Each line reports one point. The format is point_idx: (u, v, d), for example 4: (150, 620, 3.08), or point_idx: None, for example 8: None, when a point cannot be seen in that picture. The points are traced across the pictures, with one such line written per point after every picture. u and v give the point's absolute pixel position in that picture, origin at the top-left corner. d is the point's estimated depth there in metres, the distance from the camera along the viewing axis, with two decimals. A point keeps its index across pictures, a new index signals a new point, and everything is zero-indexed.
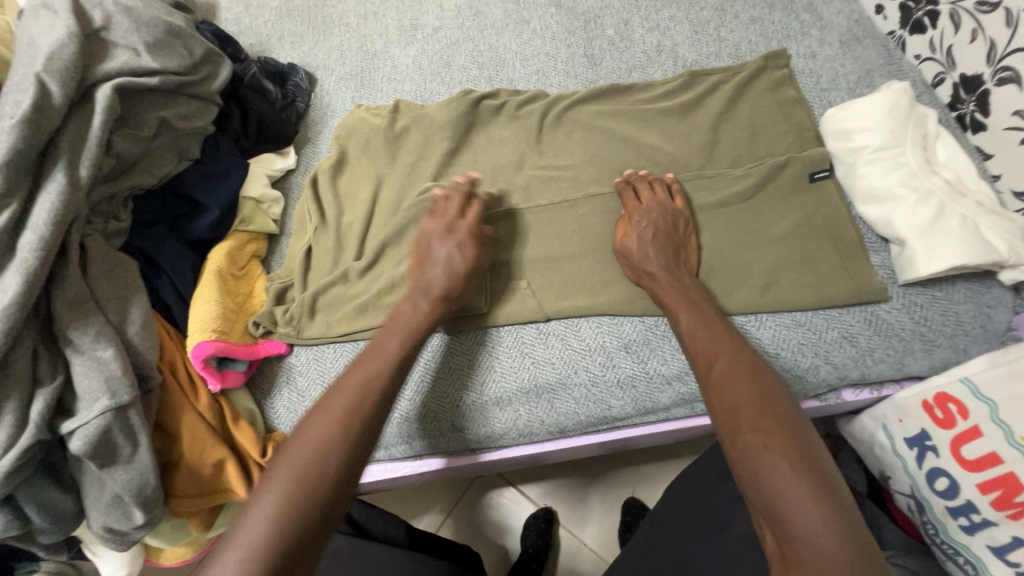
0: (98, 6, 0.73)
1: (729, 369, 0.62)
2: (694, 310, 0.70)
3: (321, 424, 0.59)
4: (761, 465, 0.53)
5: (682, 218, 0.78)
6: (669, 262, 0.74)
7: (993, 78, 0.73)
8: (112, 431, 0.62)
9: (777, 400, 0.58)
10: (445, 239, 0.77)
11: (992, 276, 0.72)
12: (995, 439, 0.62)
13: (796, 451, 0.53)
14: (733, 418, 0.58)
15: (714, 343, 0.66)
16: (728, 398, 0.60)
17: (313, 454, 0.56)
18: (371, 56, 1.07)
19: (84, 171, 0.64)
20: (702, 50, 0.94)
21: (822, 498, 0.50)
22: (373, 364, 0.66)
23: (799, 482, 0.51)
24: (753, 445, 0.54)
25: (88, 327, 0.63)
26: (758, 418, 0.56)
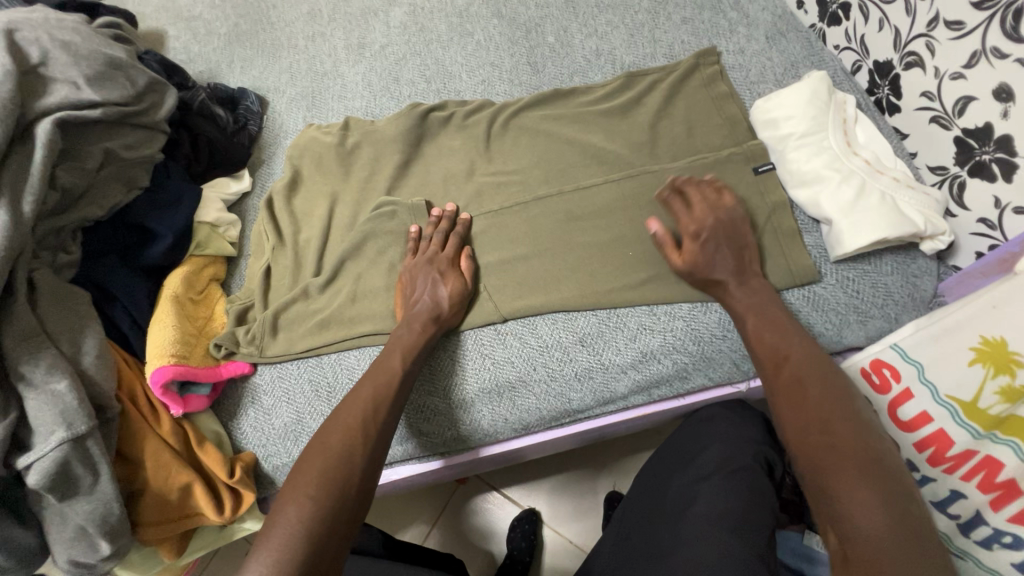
0: (35, 42, 0.73)
1: (801, 371, 0.63)
2: (764, 314, 0.70)
3: (345, 437, 0.65)
4: (826, 467, 0.55)
5: (739, 219, 0.76)
6: (738, 268, 0.74)
7: (901, 63, 0.78)
8: (71, 462, 0.62)
9: (845, 405, 0.59)
10: (429, 269, 0.80)
11: (915, 247, 0.76)
12: (925, 399, 0.66)
13: (865, 457, 0.54)
14: (799, 421, 0.60)
15: (783, 347, 0.67)
16: (799, 400, 0.61)
17: (342, 465, 0.63)
18: (321, 76, 1.09)
19: (28, 207, 0.65)
20: (639, 52, 0.98)
21: (889, 502, 0.51)
22: (383, 376, 0.71)
23: (864, 485, 0.52)
24: (817, 448, 0.56)
25: (40, 360, 0.63)
26: (831, 422, 0.58)
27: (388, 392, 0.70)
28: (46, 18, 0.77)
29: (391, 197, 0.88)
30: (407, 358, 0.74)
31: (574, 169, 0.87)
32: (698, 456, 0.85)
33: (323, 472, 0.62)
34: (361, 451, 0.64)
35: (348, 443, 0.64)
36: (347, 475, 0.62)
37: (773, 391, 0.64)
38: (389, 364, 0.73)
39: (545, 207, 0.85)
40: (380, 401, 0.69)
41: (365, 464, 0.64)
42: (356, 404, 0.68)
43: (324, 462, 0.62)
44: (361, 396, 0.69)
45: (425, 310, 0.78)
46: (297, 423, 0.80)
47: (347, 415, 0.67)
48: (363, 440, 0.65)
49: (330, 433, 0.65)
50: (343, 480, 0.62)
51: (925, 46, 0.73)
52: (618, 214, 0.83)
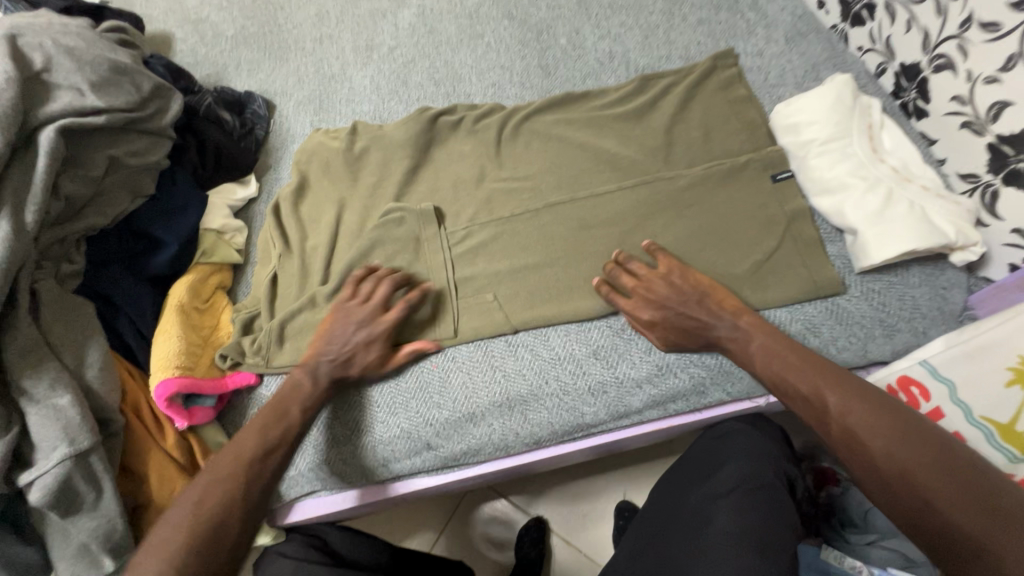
0: (38, 47, 0.72)
1: (850, 409, 0.58)
2: (768, 351, 0.67)
3: (223, 488, 0.61)
4: (943, 520, 0.49)
5: (684, 273, 0.74)
6: (732, 321, 0.70)
7: (930, 65, 0.75)
8: (73, 479, 0.61)
9: (908, 428, 0.55)
10: (361, 327, 0.74)
11: (944, 258, 0.73)
12: (956, 419, 0.63)
13: (969, 486, 0.50)
14: (872, 469, 0.55)
15: (806, 380, 0.63)
16: (865, 444, 0.56)
17: (215, 520, 0.59)
18: (329, 79, 1.07)
19: (31, 217, 0.64)
20: (653, 54, 0.96)
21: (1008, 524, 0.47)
22: (281, 424, 0.68)
23: (984, 521, 0.47)
24: (913, 495, 0.51)
25: (43, 374, 0.62)
26: (914, 458, 0.53)
27: (279, 444, 0.67)
28: (50, 22, 0.75)
29: (398, 203, 0.85)
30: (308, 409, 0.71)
31: (587, 175, 0.85)
32: (716, 472, 0.83)
33: (193, 524, 0.58)
34: (238, 508, 0.60)
35: (226, 498, 0.60)
36: (218, 536, 0.58)
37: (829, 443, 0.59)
38: (288, 411, 0.70)
39: (557, 215, 0.82)
40: (271, 452, 0.66)
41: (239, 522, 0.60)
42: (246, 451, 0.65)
43: (195, 515, 0.58)
44: (246, 444, 0.65)
45: (333, 366, 0.73)
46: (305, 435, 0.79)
47: (229, 462, 0.63)
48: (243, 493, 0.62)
49: (210, 479, 0.62)
50: (213, 541, 0.58)
51: (957, 48, 0.70)
52: (633, 223, 0.80)
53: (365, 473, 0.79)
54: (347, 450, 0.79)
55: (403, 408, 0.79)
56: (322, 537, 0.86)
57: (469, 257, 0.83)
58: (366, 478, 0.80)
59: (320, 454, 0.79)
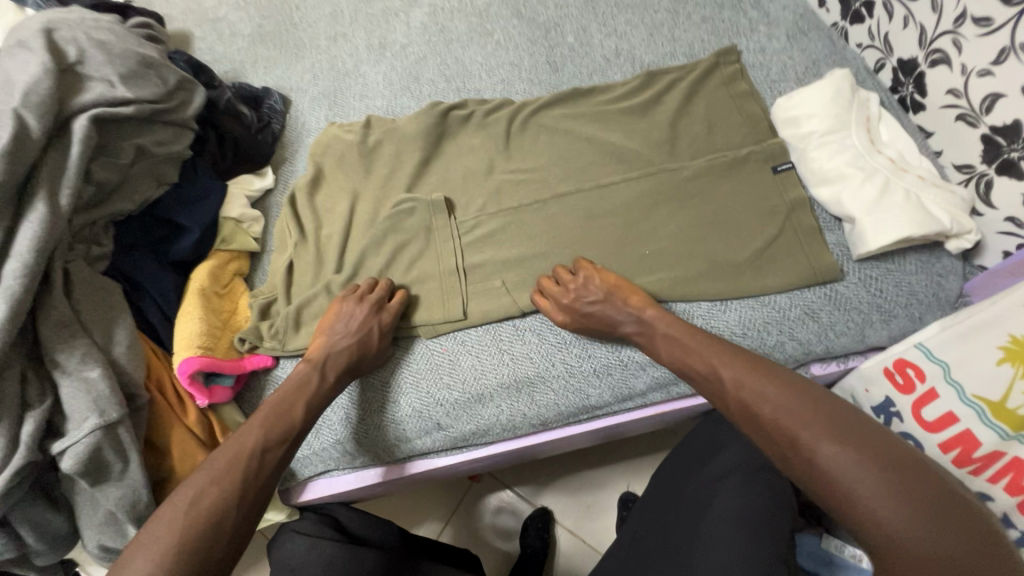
0: (72, 41, 0.75)
1: (744, 377, 0.63)
2: (672, 344, 0.71)
3: (219, 488, 0.61)
4: (821, 467, 0.53)
5: (590, 277, 0.77)
6: (636, 317, 0.75)
7: (927, 60, 0.77)
8: (102, 449, 0.64)
9: (796, 392, 0.59)
10: (370, 321, 0.78)
11: (940, 246, 0.76)
12: (950, 399, 0.65)
13: (844, 435, 0.54)
14: (766, 433, 0.58)
15: (707, 354, 0.68)
16: (754, 407, 0.60)
17: (211, 520, 0.59)
18: (343, 76, 1.10)
19: (65, 200, 0.67)
20: (658, 51, 0.99)
21: (882, 466, 0.51)
22: (280, 427, 0.69)
23: (861, 467, 0.51)
24: (799, 450, 0.55)
25: (75, 349, 0.65)
26: (798, 415, 0.57)
27: (279, 448, 0.67)
28: (82, 18, 0.79)
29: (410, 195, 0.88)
30: (310, 413, 0.72)
31: (593, 166, 0.87)
32: (716, 455, 0.84)
33: (190, 521, 0.58)
34: (237, 504, 0.61)
35: (221, 499, 0.60)
36: (208, 539, 0.58)
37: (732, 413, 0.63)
38: (288, 409, 0.71)
39: (564, 206, 0.85)
40: (269, 456, 0.66)
41: (234, 523, 0.60)
42: (251, 451, 0.65)
43: (193, 511, 0.58)
44: (245, 441, 0.66)
45: (343, 359, 0.76)
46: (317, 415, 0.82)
47: (229, 463, 0.63)
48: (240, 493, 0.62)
49: (208, 478, 0.61)
50: (204, 542, 0.57)
51: (952, 43, 0.72)
52: (637, 213, 0.83)
53: (376, 451, 0.82)
54: (356, 430, 0.81)
55: (415, 388, 0.81)
56: (335, 517, 0.89)
57: (478, 246, 0.86)
58: (378, 457, 0.82)
59: (331, 434, 0.82)
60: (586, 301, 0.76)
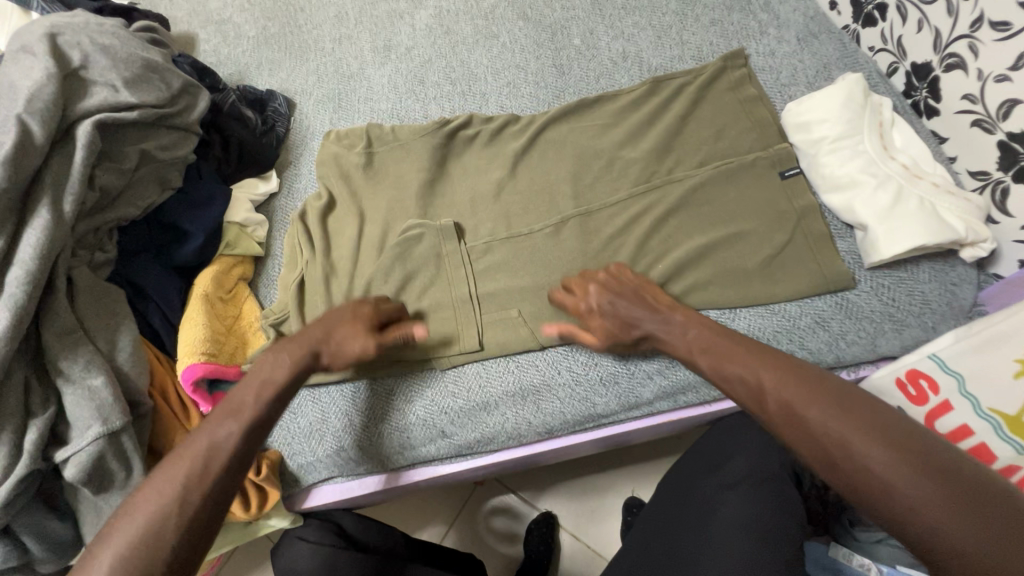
0: (76, 46, 0.75)
1: (792, 393, 0.56)
2: (707, 345, 0.66)
3: (155, 507, 0.55)
4: (905, 509, 0.47)
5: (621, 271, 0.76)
6: (664, 320, 0.70)
7: (942, 65, 0.76)
8: (106, 457, 0.64)
9: (845, 397, 0.55)
10: (346, 306, 0.73)
11: (954, 254, 0.74)
12: (965, 411, 0.64)
13: (930, 469, 0.48)
14: (810, 442, 0.54)
15: (749, 366, 0.61)
16: (810, 429, 0.54)
17: (148, 542, 0.53)
18: (347, 78, 1.10)
19: (68, 207, 0.67)
20: (667, 54, 0.97)
21: (952, 486, 0.47)
22: (225, 425, 0.61)
23: (930, 486, 0.47)
24: (852, 465, 0.51)
25: (78, 356, 0.65)
26: (849, 426, 0.52)
27: (223, 447, 0.60)
28: (87, 22, 0.78)
29: (419, 220, 0.87)
30: (261, 402, 0.64)
31: (599, 172, 0.86)
32: (723, 463, 0.83)
33: (128, 546, 0.53)
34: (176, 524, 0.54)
35: (160, 510, 0.55)
36: (148, 562, 0.52)
37: (766, 417, 0.58)
38: (241, 402, 0.64)
39: (569, 211, 0.84)
40: (212, 458, 0.59)
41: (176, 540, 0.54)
42: (192, 458, 0.58)
43: (130, 534, 0.53)
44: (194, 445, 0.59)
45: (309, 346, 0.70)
46: (323, 423, 0.81)
47: (169, 475, 0.57)
48: (179, 505, 0.55)
49: (146, 495, 0.56)
50: (145, 567, 0.52)
51: (968, 48, 0.71)
52: (644, 219, 0.82)
53: (379, 459, 0.81)
54: (361, 438, 0.80)
55: (419, 397, 0.81)
56: (338, 523, 0.89)
57: (483, 252, 0.85)
58: (381, 464, 0.82)
59: (337, 442, 0.81)
60: (600, 303, 0.72)
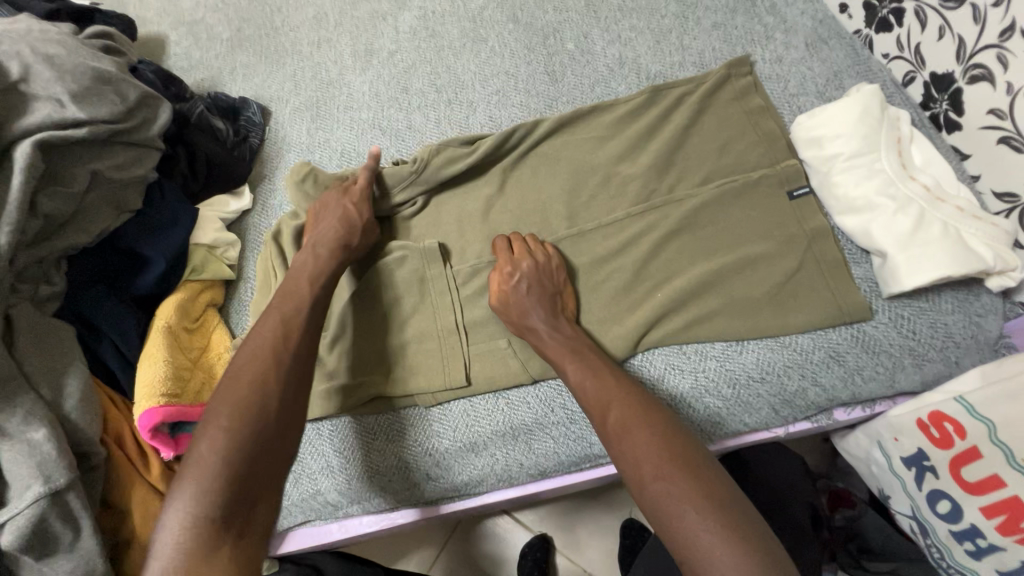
0: (15, 56, 0.68)
1: (638, 424, 0.57)
2: (579, 358, 0.65)
3: (253, 367, 0.58)
4: (700, 558, 0.49)
5: (554, 265, 0.73)
6: (551, 316, 0.69)
7: (965, 76, 0.70)
8: (49, 519, 0.57)
9: (672, 434, 0.57)
10: (340, 197, 0.76)
11: (979, 282, 0.69)
12: (996, 460, 0.59)
13: (735, 527, 0.49)
14: (636, 468, 0.55)
15: (606, 392, 0.61)
16: (634, 458, 0.55)
17: (255, 393, 0.56)
18: (326, 85, 1.02)
19: (2, 238, 0.60)
20: (666, 60, 0.91)
21: (727, 524, 0.49)
22: (293, 302, 0.65)
23: (709, 523, 0.49)
24: (662, 496, 0.52)
25: (16, 408, 0.58)
26: (661, 461, 0.54)
27: (300, 315, 0.64)
28: (29, 29, 0.71)
29: (401, 242, 0.80)
30: (315, 282, 0.68)
31: (596, 189, 0.80)
32: None
33: (236, 399, 0.56)
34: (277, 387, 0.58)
35: (261, 370, 0.58)
36: (261, 409, 0.56)
37: (605, 439, 0.59)
38: (295, 288, 0.67)
39: (562, 232, 0.78)
40: (292, 324, 0.63)
41: (281, 389, 0.58)
42: (272, 328, 0.62)
43: (237, 392, 0.56)
44: (268, 324, 0.63)
45: (331, 238, 0.72)
46: (298, 465, 0.75)
47: (255, 346, 0.60)
48: (275, 360, 0.59)
49: (239, 362, 0.59)
50: (259, 415, 0.55)
51: (996, 59, 0.65)
52: (644, 240, 0.76)
53: (358, 503, 0.75)
54: (339, 481, 0.74)
55: (401, 438, 0.75)
56: (317, 567, 0.82)
57: (470, 275, 0.79)
58: (362, 508, 0.76)
59: (313, 485, 0.75)
60: (514, 280, 0.71)
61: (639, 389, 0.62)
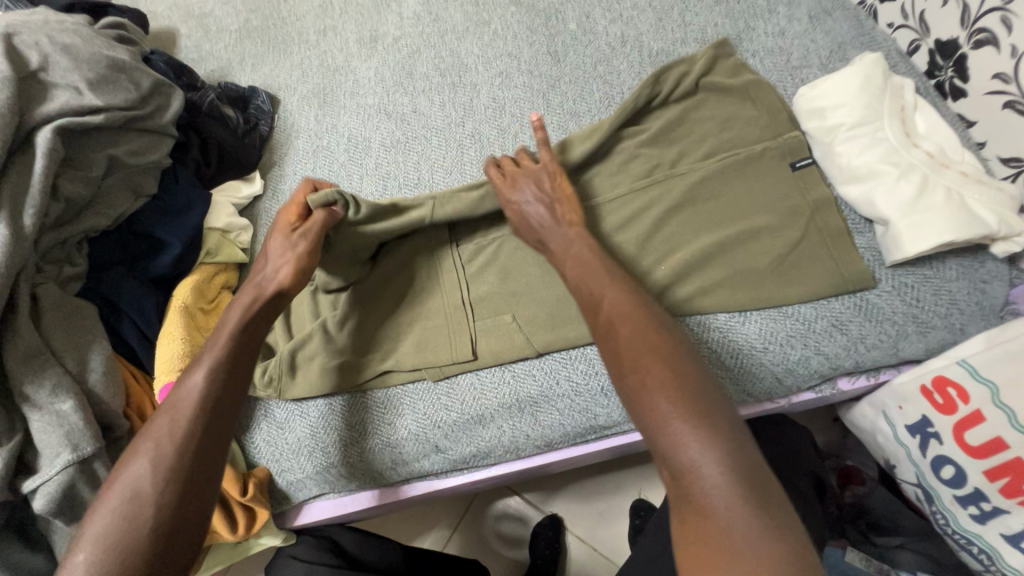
0: (34, 46, 0.70)
1: (625, 319, 0.58)
2: (580, 257, 0.65)
3: (131, 472, 0.55)
4: (670, 439, 0.49)
5: (549, 172, 0.72)
6: (557, 222, 0.69)
7: (969, 41, 0.70)
8: (77, 486, 0.60)
9: (659, 329, 0.57)
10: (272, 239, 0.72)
11: (985, 249, 0.68)
12: (999, 423, 0.60)
13: (707, 415, 0.50)
14: (618, 360, 0.56)
15: (601, 286, 0.61)
16: (621, 349, 0.56)
17: (129, 506, 0.53)
18: (332, 72, 1.04)
19: (29, 220, 0.63)
20: (668, 37, 0.91)
21: (696, 411, 0.50)
22: (190, 378, 0.61)
23: (680, 410, 0.50)
24: (639, 384, 0.53)
25: (45, 380, 0.61)
26: (642, 353, 0.55)
27: (193, 392, 0.59)
28: (46, 20, 0.74)
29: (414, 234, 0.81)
30: (222, 344, 0.63)
31: (600, 167, 0.81)
32: None
33: (109, 518, 0.52)
34: (158, 479, 0.54)
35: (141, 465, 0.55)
36: (135, 523, 0.52)
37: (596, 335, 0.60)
38: (200, 359, 0.63)
39: None
40: (184, 406, 0.58)
41: (158, 493, 0.53)
42: (163, 417, 0.58)
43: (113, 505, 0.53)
44: (164, 408, 0.59)
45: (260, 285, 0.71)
46: (312, 439, 0.77)
47: (145, 435, 0.57)
48: (155, 467, 0.55)
49: (130, 456, 0.56)
50: (132, 529, 0.51)
51: (1000, 22, 0.65)
52: (647, 215, 0.76)
53: (374, 475, 0.78)
54: (348, 454, 0.77)
55: (408, 410, 0.77)
56: (334, 540, 0.85)
57: (475, 253, 0.80)
58: (376, 480, 0.78)
59: (325, 458, 0.77)
60: (518, 201, 0.71)
61: (635, 287, 0.61)
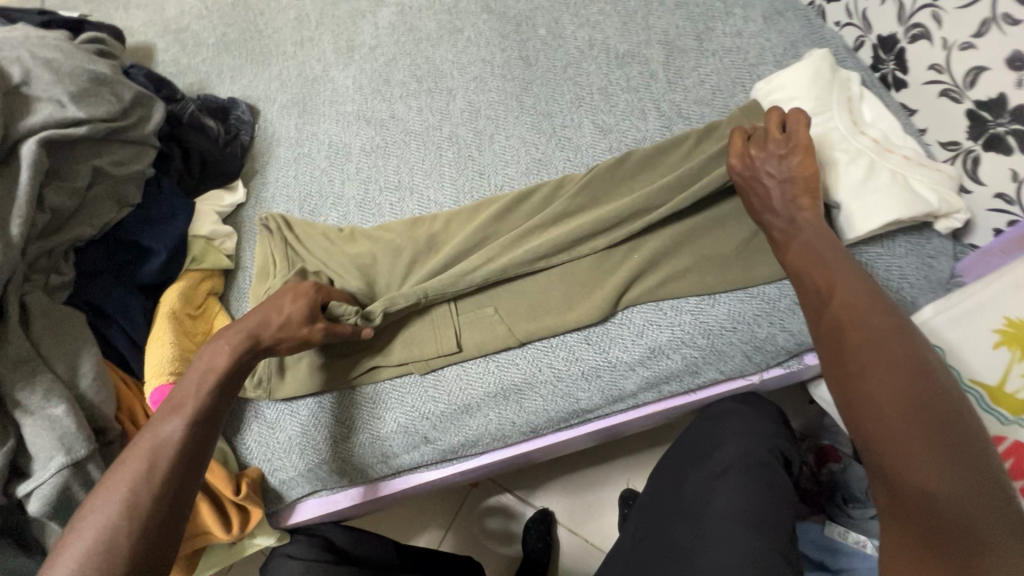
0: (16, 61, 0.72)
1: (857, 324, 0.55)
2: (807, 248, 0.65)
3: (97, 523, 0.52)
4: (892, 454, 0.47)
5: (800, 151, 0.70)
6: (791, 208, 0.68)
7: (907, 36, 0.76)
8: (72, 488, 0.62)
9: (894, 339, 0.53)
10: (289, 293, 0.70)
11: (930, 227, 0.74)
12: None
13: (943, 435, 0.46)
14: (838, 367, 0.54)
15: (836, 289, 0.59)
16: (846, 356, 0.54)
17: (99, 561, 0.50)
18: (311, 81, 1.07)
19: (16, 230, 0.64)
20: (633, 39, 0.96)
21: (928, 430, 0.46)
22: (167, 422, 0.59)
23: (907, 427, 0.47)
24: (863, 393, 0.51)
25: (36, 386, 0.62)
26: (872, 363, 0.52)
27: (170, 440, 0.58)
28: (26, 36, 0.75)
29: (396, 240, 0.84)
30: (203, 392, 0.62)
31: None
32: (713, 454, 0.81)
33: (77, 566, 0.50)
34: (132, 534, 0.52)
35: (109, 518, 0.52)
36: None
37: (818, 337, 0.58)
38: (178, 402, 0.61)
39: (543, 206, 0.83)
40: (160, 453, 0.57)
41: (131, 551, 0.51)
42: (133, 464, 0.55)
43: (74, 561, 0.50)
44: (135, 454, 0.56)
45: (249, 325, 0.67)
46: (303, 437, 0.79)
47: (112, 482, 0.54)
48: (128, 514, 0.52)
49: (93, 506, 0.53)
50: None
51: (932, 17, 0.70)
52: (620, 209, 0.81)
53: (367, 471, 0.79)
54: (338, 450, 0.79)
55: (398, 407, 0.79)
56: (326, 537, 0.86)
57: None
58: (368, 475, 0.80)
59: (317, 455, 0.78)
60: (757, 171, 0.71)
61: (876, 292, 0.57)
